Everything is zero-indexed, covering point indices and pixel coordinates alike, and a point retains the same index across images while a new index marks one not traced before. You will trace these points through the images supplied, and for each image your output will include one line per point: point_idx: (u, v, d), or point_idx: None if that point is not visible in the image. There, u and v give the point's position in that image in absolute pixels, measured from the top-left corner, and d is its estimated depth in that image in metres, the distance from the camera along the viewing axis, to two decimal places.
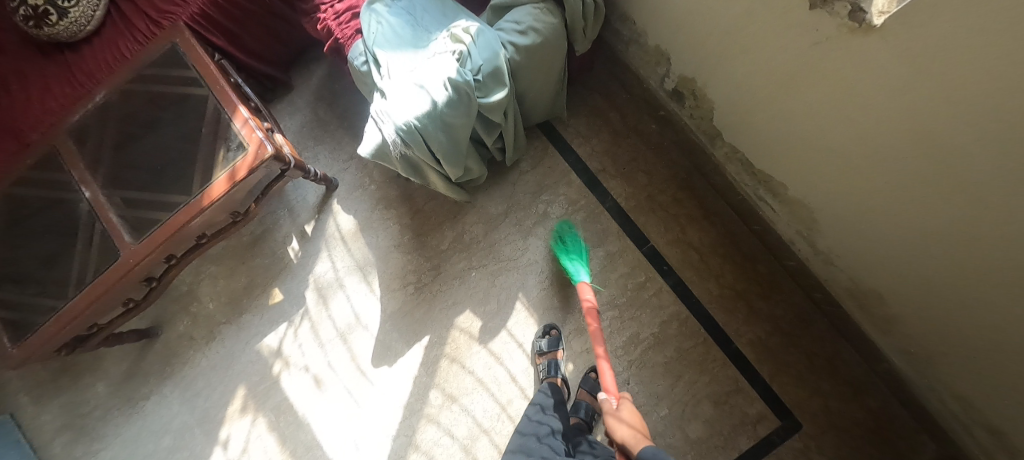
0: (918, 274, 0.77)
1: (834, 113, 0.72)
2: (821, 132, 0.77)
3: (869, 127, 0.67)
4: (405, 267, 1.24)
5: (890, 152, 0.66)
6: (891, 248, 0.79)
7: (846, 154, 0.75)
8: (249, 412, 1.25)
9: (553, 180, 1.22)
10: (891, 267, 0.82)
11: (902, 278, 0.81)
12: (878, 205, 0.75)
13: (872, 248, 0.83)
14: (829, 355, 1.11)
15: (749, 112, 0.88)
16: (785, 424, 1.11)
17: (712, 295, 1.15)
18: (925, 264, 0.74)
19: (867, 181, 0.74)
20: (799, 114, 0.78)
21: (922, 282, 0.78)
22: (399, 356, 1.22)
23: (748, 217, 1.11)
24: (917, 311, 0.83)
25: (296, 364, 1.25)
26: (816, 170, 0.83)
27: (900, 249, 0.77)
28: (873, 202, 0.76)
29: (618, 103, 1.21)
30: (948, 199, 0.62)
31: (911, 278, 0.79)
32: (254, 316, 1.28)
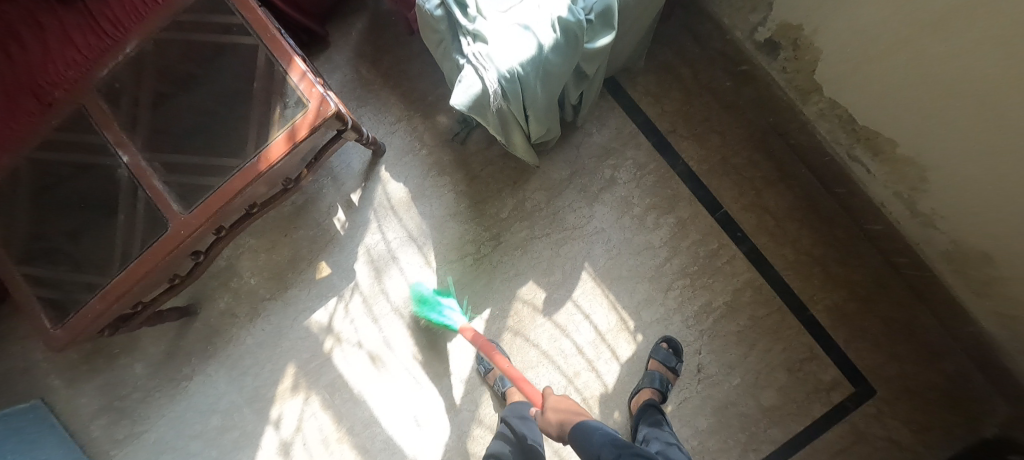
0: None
1: (980, 68, 0.64)
2: (957, 89, 0.69)
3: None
4: (462, 238, 1.18)
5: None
6: (1019, 216, 0.73)
7: (986, 115, 0.68)
8: (301, 390, 1.21)
9: (620, 142, 1.15)
10: (1013, 235, 0.77)
11: (1023, 246, 0.76)
12: (1015, 172, 0.69)
13: (993, 215, 0.78)
14: (907, 320, 1.09)
15: (865, 67, 0.81)
16: (859, 390, 1.09)
17: (788, 262, 1.11)
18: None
19: (1006, 145, 0.68)
20: (933, 69, 0.71)
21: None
22: (459, 330, 1.17)
23: (832, 179, 1.06)
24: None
25: (349, 340, 1.20)
26: (940, 132, 0.76)
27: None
28: (1010, 167, 0.70)
29: (691, 59, 1.13)
30: None
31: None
32: (301, 290, 1.21)
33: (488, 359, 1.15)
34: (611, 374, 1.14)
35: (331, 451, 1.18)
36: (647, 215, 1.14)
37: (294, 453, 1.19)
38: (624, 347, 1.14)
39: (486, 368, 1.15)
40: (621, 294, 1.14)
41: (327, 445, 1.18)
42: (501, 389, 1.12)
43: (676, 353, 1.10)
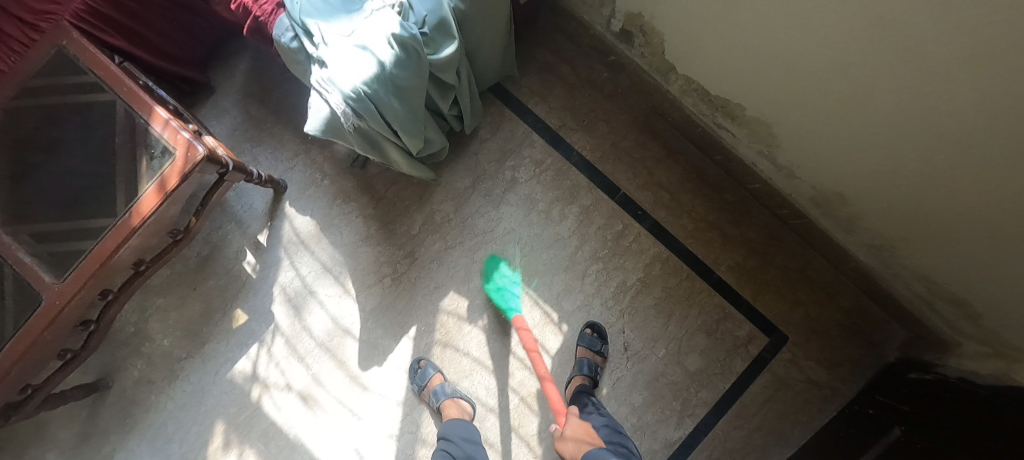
0: (882, 169, 0.80)
1: (786, 21, 0.71)
2: (775, 43, 0.76)
3: (821, 28, 0.67)
4: (377, 261, 1.18)
5: (849, 49, 0.66)
6: (855, 149, 0.81)
7: (802, 62, 0.75)
8: (234, 447, 1.15)
9: (515, 144, 1.19)
10: (856, 169, 0.84)
11: (865, 177, 0.84)
12: (839, 108, 0.76)
13: (835, 154, 0.85)
14: (802, 266, 1.17)
15: (701, 39, 0.87)
16: (773, 340, 1.16)
17: (688, 231, 1.18)
18: (890, 157, 0.76)
19: (824, 85, 0.75)
20: (753, 30, 0.78)
21: (886, 175, 0.80)
22: (388, 353, 1.16)
23: (709, 148, 1.13)
24: (878, 207, 0.88)
25: (277, 384, 1.16)
26: (773, 85, 0.83)
27: (863, 148, 0.79)
28: (834, 106, 0.77)
29: (567, 56, 1.19)
30: (897, 78, 0.64)
31: (877, 176, 0.82)
32: (219, 342, 1.18)
33: (422, 373, 1.12)
34: (544, 368, 1.16)
35: None
36: (553, 209, 1.18)
37: None
38: (552, 340, 1.17)
39: (421, 385, 1.12)
40: (540, 288, 1.17)
41: None
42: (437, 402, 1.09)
43: (601, 337, 1.13)
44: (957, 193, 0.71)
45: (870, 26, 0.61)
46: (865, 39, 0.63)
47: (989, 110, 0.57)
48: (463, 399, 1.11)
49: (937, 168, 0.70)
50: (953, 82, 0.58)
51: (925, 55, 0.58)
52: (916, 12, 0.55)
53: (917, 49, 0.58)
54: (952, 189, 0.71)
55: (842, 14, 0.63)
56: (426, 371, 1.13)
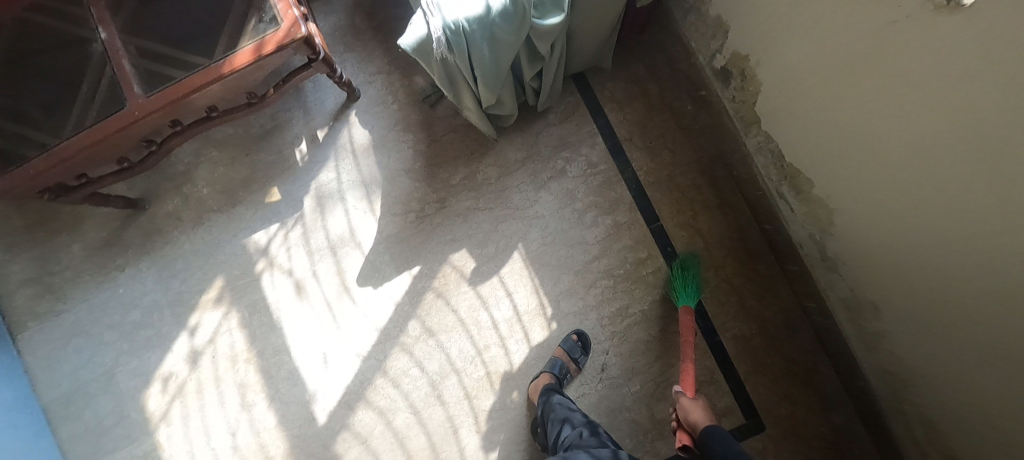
0: (929, 299, 0.75)
1: (882, 116, 0.69)
2: (864, 135, 0.74)
3: (914, 135, 0.65)
4: (409, 195, 1.23)
5: (933, 165, 0.63)
6: (908, 268, 0.77)
7: (886, 161, 0.72)
8: (223, 304, 1.25)
9: (577, 138, 1.20)
10: (903, 289, 0.80)
11: (909, 301, 0.80)
12: (905, 222, 0.73)
13: (886, 266, 0.81)
14: (807, 365, 1.12)
15: (794, 106, 0.85)
16: (750, 423, 1.12)
17: (708, 285, 1.15)
18: (940, 290, 0.72)
19: (900, 193, 0.71)
20: (847, 114, 0.75)
21: (931, 307, 0.76)
22: (386, 280, 1.21)
23: (762, 215, 1.10)
24: (911, 333, 0.83)
25: (281, 267, 1.24)
26: (849, 176, 0.80)
27: (917, 271, 0.75)
28: (901, 218, 0.73)
29: (659, 76, 1.19)
30: (969, 210, 0.60)
31: (922, 304, 0.77)
32: (248, 210, 1.26)
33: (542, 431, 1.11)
34: (518, 354, 1.18)
35: (236, 369, 1.24)
36: (587, 212, 1.19)
37: (202, 361, 1.25)
38: (537, 333, 1.18)
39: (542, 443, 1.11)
40: (545, 280, 1.18)
41: (233, 363, 1.24)
42: None
43: (581, 346, 1.14)
44: (993, 351, 0.67)
45: (959, 150, 0.58)
46: (952, 161, 0.60)
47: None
48: None
49: (982, 318, 0.66)
50: (1012, 232, 0.55)
51: (998, 194, 0.55)
52: (1002, 148, 0.52)
53: (993, 188, 0.55)
54: (989, 344, 0.67)
55: (937, 128, 0.60)
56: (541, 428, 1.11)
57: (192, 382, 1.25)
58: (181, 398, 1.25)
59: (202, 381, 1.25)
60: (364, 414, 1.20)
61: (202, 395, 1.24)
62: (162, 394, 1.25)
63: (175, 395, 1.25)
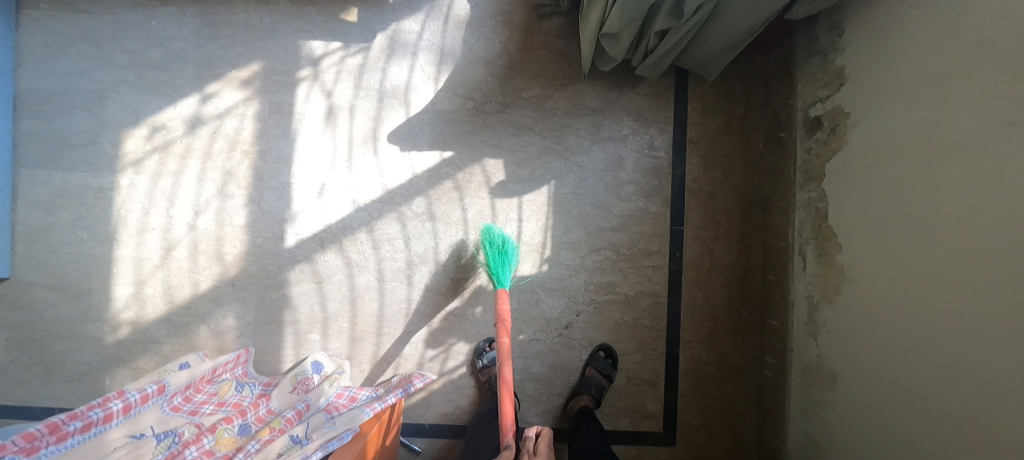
0: (905, 392, 0.81)
1: (953, 212, 0.74)
2: (923, 225, 0.79)
3: (979, 236, 0.70)
4: (477, 85, 1.21)
5: (984, 266, 0.69)
6: (897, 358, 0.82)
7: (931, 254, 0.77)
8: (249, 90, 1.19)
9: (651, 118, 1.22)
10: (879, 376, 0.86)
11: (880, 388, 0.85)
12: (921, 315, 0.78)
13: (872, 350, 0.87)
14: (737, 411, 1.19)
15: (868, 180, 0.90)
16: (664, 434, 1.19)
17: (693, 303, 1.20)
18: (922, 384, 0.77)
19: (929, 287, 0.77)
20: (916, 202, 0.81)
21: (901, 398, 0.81)
22: (416, 149, 1.19)
23: (772, 264, 1.16)
24: (862, 417, 0.89)
25: (323, 86, 1.20)
26: (885, 259, 0.85)
27: (905, 363, 0.81)
28: (917, 310, 0.79)
29: (750, 103, 1.22)
30: (991, 308, 0.67)
31: (894, 395, 0.82)
32: (319, 16, 1.21)
33: (490, 355, 1.15)
34: None
35: (231, 155, 1.19)
36: (626, 186, 1.21)
37: (201, 131, 1.19)
38: (526, 266, 1.19)
39: (485, 364, 1.14)
40: (558, 225, 1.20)
41: (230, 148, 1.19)
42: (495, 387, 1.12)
43: (611, 362, 1.16)
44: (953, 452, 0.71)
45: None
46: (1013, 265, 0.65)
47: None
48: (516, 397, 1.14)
49: (961, 420, 0.71)
50: None
51: None
52: None
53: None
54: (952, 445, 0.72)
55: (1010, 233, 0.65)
56: (495, 355, 1.14)
57: (180, 145, 1.19)
58: (162, 154, 1.19)
59: (191, 149, 1.19)
60: (332, 258, 1.18)
61: (184, 162, 1.19)
62: (145, 142, 1.19)
63: (157, 149, 1.19)
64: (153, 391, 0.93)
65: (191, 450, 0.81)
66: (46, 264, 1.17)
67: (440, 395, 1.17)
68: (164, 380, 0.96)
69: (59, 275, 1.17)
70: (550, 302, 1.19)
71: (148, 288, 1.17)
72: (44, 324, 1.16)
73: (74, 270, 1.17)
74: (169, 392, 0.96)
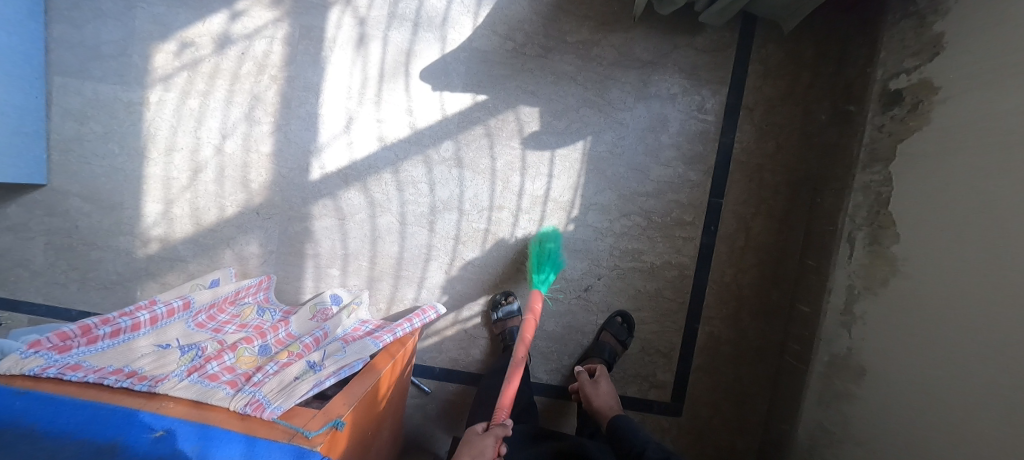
0: (942, 396, 0.76)
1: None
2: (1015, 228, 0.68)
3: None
4: (519, 23, 1.11)
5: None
6: (943, 363, 0.76)
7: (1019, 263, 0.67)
8: (280, 10, 1.13)
9: (705, 77, 1.11)
10: (924, 385, 0.79)
11: (913, 389, 0.81)
12: (989, 329, 0.70)
13: (913, 350, 0.82)
14: (749, 391, 1.17)
15: (958, 168, 0.79)
16: (671, 404, 1.19)
17: (720, 279, 1.15)
18: (975, 402, 0.70)
19: (1005, 299, 0.68)
20: (1010, 201, 0.70)
21: (939, 403, 0.76)
22: (448, 89, 1.13)
23: (813, 249, 1.09)
24: (893, 422, 0.83)
25: (356, 11, 1.12)
26: (959, 261, 0.76)
27: (949, 366, 0.75)
28: (985, 323, 0.70)
29: (819, 69, 1.10)
30: None
31: (929, 397, 0.78)
32: None
33: (506, 309, 1.14)
34: (524, 231, 1.15)
35: (259, 79, 1.15)
36: (667, 149, 1.13)
37: (229, 51, 1.14)
38: (551, 223, 1.15)
39: (500, 317, 1.14)
40: (589, 184, 1.14)
41: (259, 71, 1.15)
42: (509, 341, 1.11)
43: (627, 328, 1.15)
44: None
45: None
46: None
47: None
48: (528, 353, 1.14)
49: (1013, 439, 0.64)
50: None
51: None
52: None
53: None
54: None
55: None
56: (511, 309, 1.14)
57: (208, 64, 1.15)
58: (191, 73, 1.15)
59: (219, 69, 1.15)
60: (355, 196, 1.16)
61: (212, 83, 1.15)
62: (174, 58, 1.15)
63: (186, 66, 1.15)
64: (179, 305, 0.95)
65: (213, 364, 0.83)
66: (80, 175, 1.18)
67: (452, 342, 1.18)
68: (189, 297, 0.98)
69: (93, 186, 1.19)
70: (572, 263, 1.15)
71: (176, 208, 1.19)
72: (79, 232, 1.20)
73: (106, 182, 1.18)
74: (195, 309, 0.98)
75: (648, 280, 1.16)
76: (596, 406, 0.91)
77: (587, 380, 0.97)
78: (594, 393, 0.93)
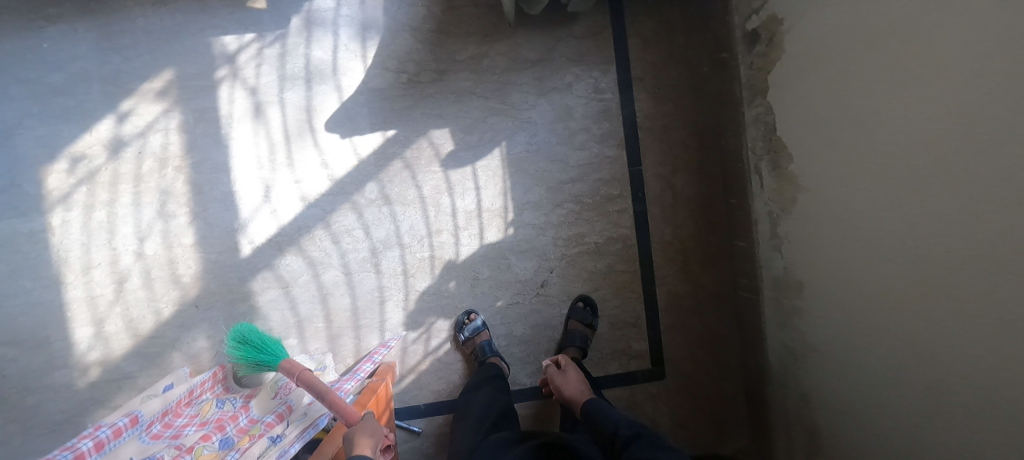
0: (874, 288, 0.81)
1: (910, 106, 0.70)
2: (886, 131, 0.75)
3: (941, 136, 0.66)
4: (408, 55, 1.15)
5: (952, 166, 0.65)
6: (865, 257, 0.82)
7: (900, 161, 0.73)
8: (167, 100, 1.11)
9: (593, 60, 1.18)
10: (858, 289, 0.84)
11: (850, 289, 0.86)
12: (894, 228, 0.75)
13: (838, 254, 0.88)
14: (719, 335, 1.22)
15: (825, 88, 0.86)
16: (653, 370, 1.22)
17: (662, 239, 1.21)
18: (902, 297, 0.75)
19: (892, 185, 0.75)
20: (871, 102, 0.77)
21: (875, 295, 0.81)
22: (356, 133, 1.14)
23: (733, 188, 1.16)
24: (843, 325, 0.88)
25: (245, 82, 1.12)
26: (850, 166, 0.83)
27: (870, 259, 0.81)
28: (886, 215, 0.76)
29: (689, 28, 1.19)
30: (938, 183, 0.67)
31: (864, 292, 0.83)
32: (224, 8, 1.12)
33: (471, 327, 1.14)
34: (468, 248, 1.17)
35: (164, 173, 1.12)
36: (578, 134, 1.18)
37: (125, 153, 1.11)
38: (492, 232, 1.17)
39: (467, 336, 1.14)
40: (516, 186, 1.17)
41: (161, 165, 1.12)
42: (482, 357, 1.11)
43: (591, 311, 1.17)
44: (942, 362, 0.70)
45: (959, 123, 0.63)
46: (983, 160, 0.60)
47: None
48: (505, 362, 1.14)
49: (940, 306, 0.69)
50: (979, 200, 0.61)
51: (975, 164, 0.61)
52: (996, 116, 0.58)
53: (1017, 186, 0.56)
54: (937, 346, 0.70)
55: (977, 127, 0.61)
56: (476, 326, 1.14)
57: (107, 172, 1.11)
58: (90, 185, 1.11)
59: (119, 174, 1.12)
60: (293, 260, 1.14)
61: (115, 190, 1.12)
62: (69, 175, 1.11)
63: (83, 180, 1.11)
64: (126, 424, 0.88)
65: None
66: None
67: (429, 374, 1.17)
68: (137, 411, 0.91)
69: (12, 329, 1.11)
70: (522, 265, 1.18)
71: (109, 325, 1.13)
72: (6, 381, 1.11)
73: (25, 321, 1.11)
74: (146, 422, 0.92)
75: (596, 260, 1.19)
76: (567, 394, 0.93)
77: (555, 371, 1.00)
78: (562, 383, 0.96)
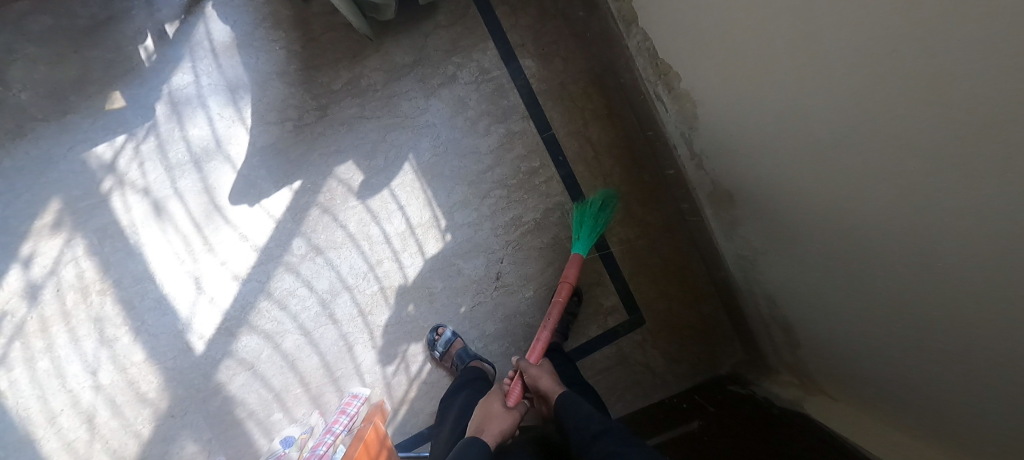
0: (785, 181, 0.81)
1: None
2: (750, 35, 0.74)
3: (780, 18, 0.66)
4: (284, 102, 1.11)
5: (797, 44, 0.65)
6: (767, 154, 0.82)
7: (769, 61, 0.72)
8: (64, 230, 1.07)
9: (468, 43, 1.15)
10: (774, 186, 0.84)
11: (768, 187, 0.86)
12: (778, 118, 0.75)
13: (747, 157, 0.88)
14: (681, 264, 1.23)
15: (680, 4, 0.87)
16: (631, 319, 1.22)
17: (597, 194, 1.20)
18: (816, 191, 0.74)
19: (762, 78, 0.75)
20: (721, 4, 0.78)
21: (788, 187, 0.81)
22: (263, 197, 1.12)
23: (645, 121, 1.14)
24: (776, 222, 0.89)
25: (135, 185, 1.09)
26: (724, 72, 0.83)
27: (771, 154, 0.81)
28: (768, 109, 0.77)
29: None
30: (793, 64, 0.67)
31: (779, 187, 0.83)
32: (84, 119, 1.07)
33: (441, 342, 1.13)
34: (413, 268, 1.15)
35: (89, 302, 1.09)
36: (480, 121, 1.16)
37: (43, 295, 1.08)
38: (431, 245, 1.16)
39: (441, 352, 1.12)
40: (438, 192, 1.15)
41: (84, 295, 1.09)
42: (460, 366, 1.09)
43: (576, 300, 1.18)
44: (857, 233, 0.69)
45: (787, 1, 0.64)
46: (826, 36, 0.60)
47: (903, 135, 0.54)
48: (487, 363, 1.12)
49: (835, 181, 0.69)
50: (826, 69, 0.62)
51: (811, 37, 0.62)
52: None
53: (854, 47, 0.56)
54: (848, 219, 0.70)
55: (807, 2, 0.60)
56: (447, 339, 1.13)
57: (33, 320, 1.08)
58: (21, 339, 1.08)
59: (46, 319, 1.08)
60: (248, 339, 1.12)
61: (48, 334, 1.08)
62: None
63: (13, 336, 1.08)
64: None
65: None
66: None
67: (421, 400, 1.16)
68: None
69: None
70: (471, 265, 1.17)
71: None
72: None
73: None
74: None
75: (541, 235, 1.18)
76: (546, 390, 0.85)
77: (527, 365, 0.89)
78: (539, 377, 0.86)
